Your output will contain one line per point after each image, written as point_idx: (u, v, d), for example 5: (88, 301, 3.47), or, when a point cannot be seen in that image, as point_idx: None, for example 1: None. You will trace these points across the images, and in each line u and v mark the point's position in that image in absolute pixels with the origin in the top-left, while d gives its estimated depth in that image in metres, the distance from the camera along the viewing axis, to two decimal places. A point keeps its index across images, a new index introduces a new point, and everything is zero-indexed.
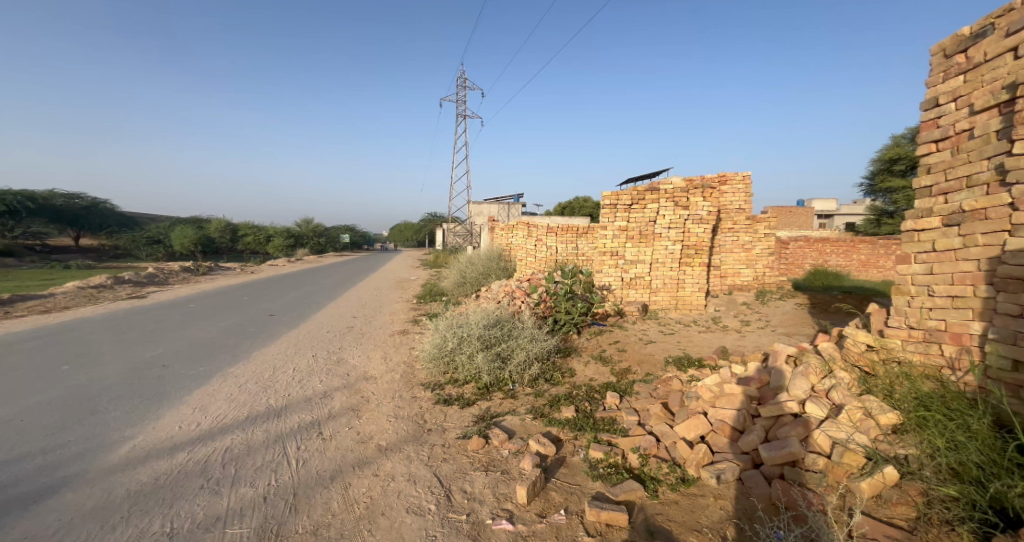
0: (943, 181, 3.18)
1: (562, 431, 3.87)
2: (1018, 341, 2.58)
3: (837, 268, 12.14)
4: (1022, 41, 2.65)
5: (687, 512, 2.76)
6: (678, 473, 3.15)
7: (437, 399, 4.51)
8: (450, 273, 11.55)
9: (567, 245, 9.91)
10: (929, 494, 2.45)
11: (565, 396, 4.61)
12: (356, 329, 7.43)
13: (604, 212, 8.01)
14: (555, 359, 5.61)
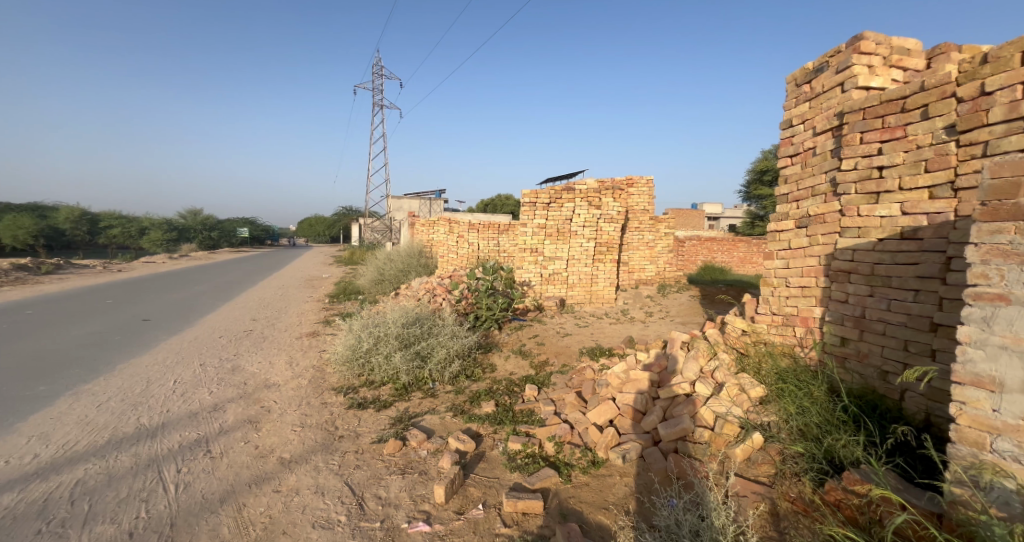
0: (795, 190, 3.78)
1: (482, 427, 3.99)
2: (845, 322, 3.18)
3: (724, 264, 13.67)
4: (847, 78, 3.25)
5: (596, 492, 3.01)
6: (589, 457, 3.42)
7: (350, 404, 4.39)
8: (366, 270, 11.14)
9: (488, 242, 10.05)
10: (784, 453, 2.92)
11: (485, 391, 4.74)
12: (256, 333, 6.91)
13: (524, 209, 8.20)
14: (476, 354, 5.71)
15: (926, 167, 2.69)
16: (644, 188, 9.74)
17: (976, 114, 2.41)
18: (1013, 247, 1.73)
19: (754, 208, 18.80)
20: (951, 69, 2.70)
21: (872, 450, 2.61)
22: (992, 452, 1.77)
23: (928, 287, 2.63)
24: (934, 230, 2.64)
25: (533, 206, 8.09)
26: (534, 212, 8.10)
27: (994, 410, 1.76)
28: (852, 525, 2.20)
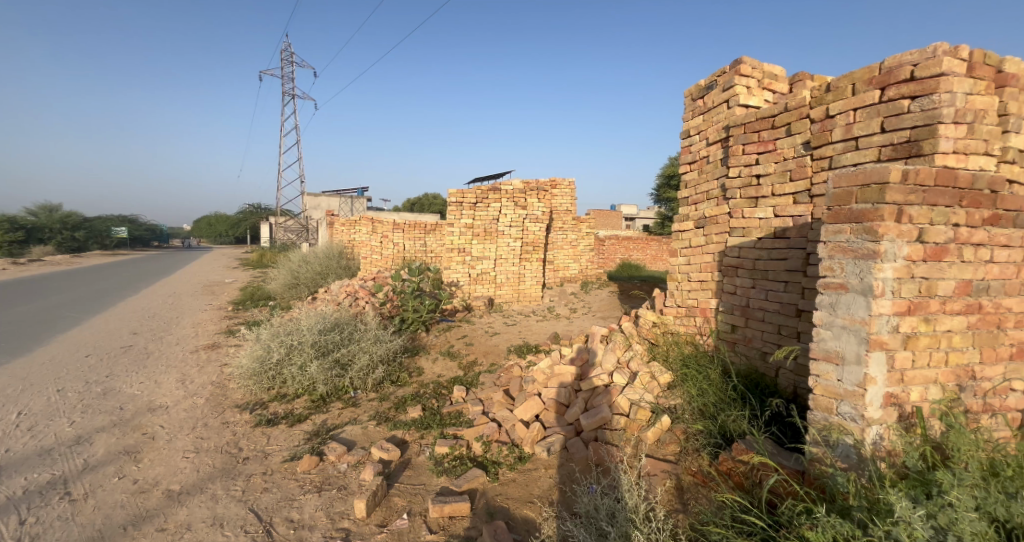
0: (694, 194, 4.19)
1: (408, 433, 3.94)
2: (735, 311, 3.60)
3: (639, 262, 14.63)
4: (731, 96, 3.67)
5: (522, 488, 3.12)
6: (516, 453, 3.52)
7: (258, 421, 4.11)
8: (279, 273, 10.42)
9: (413, 242, 9.94)
10: (687, 431, 3.23)
11: (412, 396, 4.68)
12: (137, 349, 6.16)
13: (450, 209, 8.15)
14: (402, 359, 5.60)
15: (791, 177, 3.13)
16: (567, 190, 10.15)
17: (825, 132, 2.87)
18: (850, 246, 2.10)
19: (664, 209, 20.30)
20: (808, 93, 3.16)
21: (755, 422, 2.98)
22: (838, 415, 2.13)
23: (794, 279, 3.07)
24: (799, 230, 3.08)
25: (459, 206, 8.10)
26: (461, 212, 8.11)
27: (839, 380, 2.13)
28: (739, 489, 2.51)
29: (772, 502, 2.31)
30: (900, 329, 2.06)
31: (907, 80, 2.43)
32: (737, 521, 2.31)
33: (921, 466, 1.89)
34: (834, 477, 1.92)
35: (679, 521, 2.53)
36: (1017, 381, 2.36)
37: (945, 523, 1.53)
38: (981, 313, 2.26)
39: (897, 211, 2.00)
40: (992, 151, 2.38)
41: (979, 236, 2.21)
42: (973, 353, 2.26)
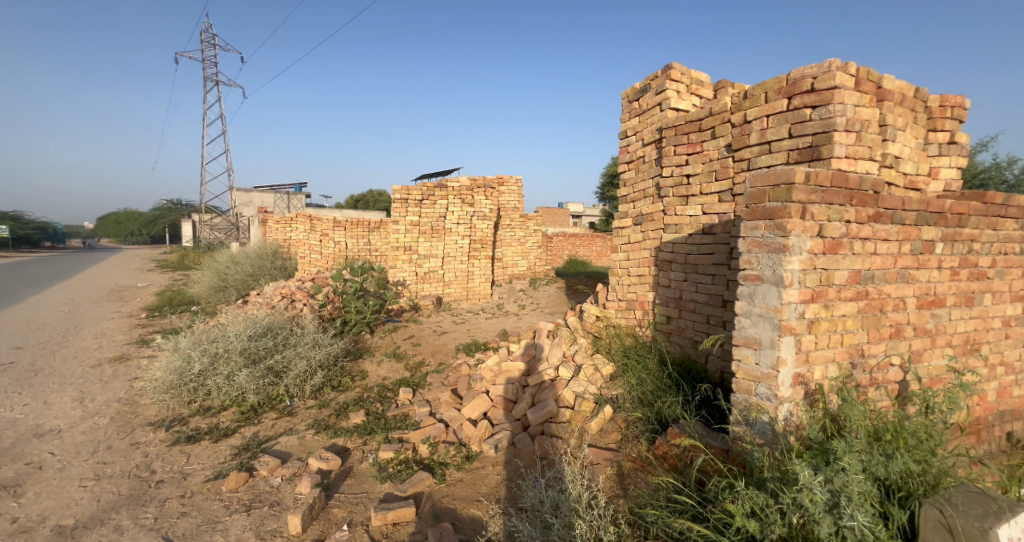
0: (632, 192, 4.37)
1: (350, 440, 3.83)
2: (669, 303, 3.82)
3: (585, 258, 15.07)
4: (663, 100, 3.89)
5: (470, 487, 3.13)
6: (463, 452, 3.52)
7: (176, 439, 3.82)
8: (204, 274, 9.69)
9: (356, 241, 9.55)
10: (627, 419, 3.39)
11: (354, 401, 4.55)
12: (25, 366, 5.48)
13: (395, 206, 7.97)
14: (344, 362, 5.42)
15: (716, 177, 3.38)
16: (514, 187, 10.25)
17: (744, 136, 3.15)
18: (764, 241, 2.30)
19: (609, 207, 20.93)
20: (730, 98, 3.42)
21: (688, 407, 3.19)
22: (757, 395, 2.35)
23: (720, 272, 3.30)
24: (724, 226, 3.31)
25: (405, 203, 7.95)
26: (406, 209, 7.96)
27: (757, 363, 2.34)
28: (672, 470, 2.68)
29: (702, 480, 2.49)
30: (806, 315, 2.30)
31: (808, 91, 2.76)
32: (671, 501, 2.46)
33: (823, 436, 2.12)
34: (753, 453, 2.11)
35: (619, 505, 2.66)
36: (897, 357, 2.69)
37: (839, 487, 1.75)
38: (869, 299, 2.56)
39: (802, 209, 2.22)
40: (874, 157, 2.79)
41: (868, 231, 2.50)
42: (862, 334, 2.55)
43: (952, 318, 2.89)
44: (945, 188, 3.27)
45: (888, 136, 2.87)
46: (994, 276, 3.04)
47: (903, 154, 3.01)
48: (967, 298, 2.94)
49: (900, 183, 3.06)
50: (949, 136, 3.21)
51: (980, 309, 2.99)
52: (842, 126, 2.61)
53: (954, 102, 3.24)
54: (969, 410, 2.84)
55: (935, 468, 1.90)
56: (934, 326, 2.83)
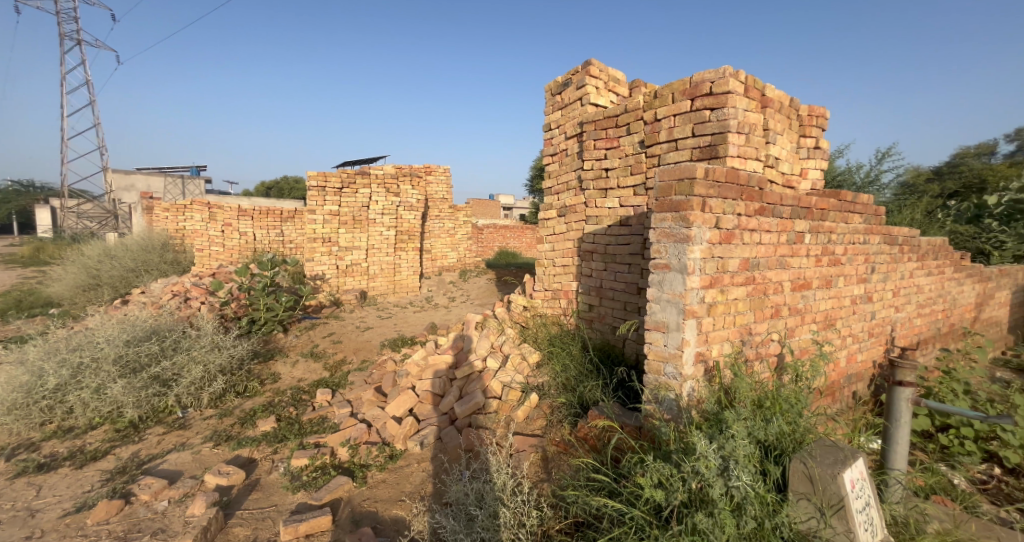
0: (556, 184, 4.47)
1: (257, 450, 3.56)
2: (591, 292, 3.99)
3: (515, 249, 15.28)
4: (583, 95, 4.02)
5: (393, 487, 3.06)
6: (387, 452, 3.43)
7: (22, 469, 3.26)
8: (67, 267, 8.27)
9: (266, 231, 9.20)
10: (552, 405, 3.49)
11: (263, 406, 4.25)
12: None
13: (311, 194, 7.49)
14: (252, 365, 5.02)
15: (632, 171, 3.60)
16: (442, 177, 10.10)
17: (654, 133, 3.41)
18: (671, 232, 2.51)
19: (538, 199, 21.29)
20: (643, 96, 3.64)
21: (607, 390, 3.38)
22: (665, 375, 2.59)
23: (635, 261, 3.49)
24: (639, 219, 3.52)
25: (323, 192, 7.51)
26: (324, 198, 7.52)
27: (665, 344, 2.56)
28: (592, 451, 2.81)
29: (617, 457, 2.67)
30: (706, 299, 2.56)
31: (707, 94, 3.08)
32: (590, 480, 2.59)
33: (718, 408, 2.45)
34: (662, 428, 2.40)
35: (542, 489, 2.72)
36: (776, 334, 3.08)
37: (729, 453, 2.11)
38: (755, 284, 2.87)
39: (703, 203, 2.45)
40: (760, 158, 3.19)
41: (756, 223, 2.80)
42: (749, 315, 2.89)
43: (815, 299, 3.29)
44: (813, 187, 3.80)
45: (769, 138, 3.30)
46: (846, 261, 3.48)
47: (782, 156, 3.45)
48: (826, 281, 3.35)
49: (779, 183, 3.51)
50: (815, 142, 3.73)
51: (836, 290, 3.43)
52: (735, 128, 2.94)
53: (817, 113, 3.78)
54: (827, 377, 3.24)
55: (802, 429, 2.33)
56: (803, 305, 3.22)
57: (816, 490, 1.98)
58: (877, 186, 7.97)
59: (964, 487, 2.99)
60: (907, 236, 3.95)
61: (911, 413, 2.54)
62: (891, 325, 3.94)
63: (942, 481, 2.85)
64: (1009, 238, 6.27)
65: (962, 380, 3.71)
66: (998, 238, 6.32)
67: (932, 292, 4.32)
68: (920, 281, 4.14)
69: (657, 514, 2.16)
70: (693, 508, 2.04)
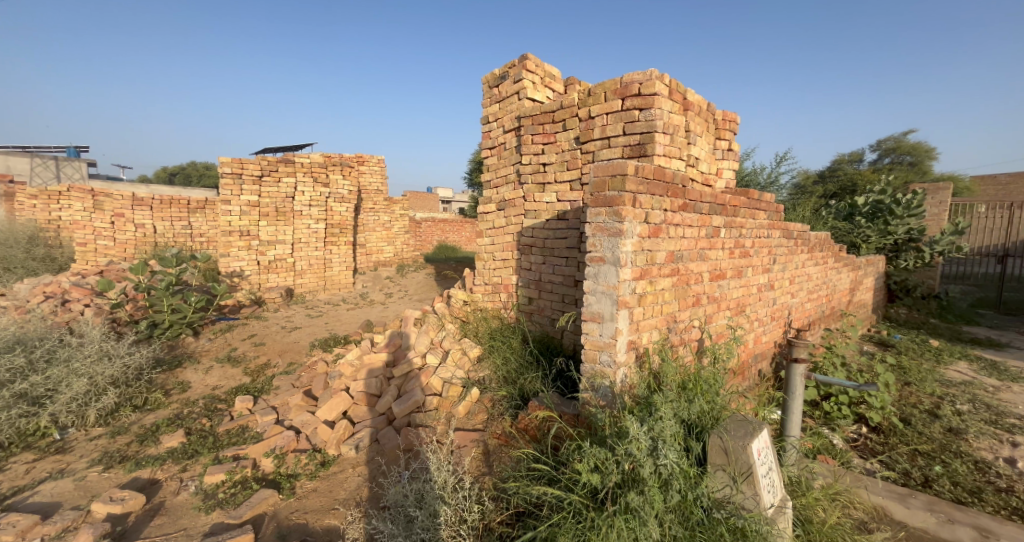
0: (494, 178, 4.42)
1: (161, 469, 3.25)
2: (529, 285, 4.03)
3: (455, 243, 15.16)
4: (521, 88, 4.06)
5: (325, 496, 2.90)
6: (318, 459, 3.25)
7: None
8: None
9: (170, 223, 8.57)
10: (493, 398, 3.45)
11: (168, 420, 3.88)
12: None
13: (225, 182, 6.91)
14: (154, 375, 4.56)
15: (568, 167, 3.74)
16: (376, 167, 9.76)
17: (588, 131, 3.57)
18: (605, 226, 2.63)
19: (477, 193, 21.25)
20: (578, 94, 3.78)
21: (546, 380, 3.42)
22: (601, 363, 2.74)
23: (573, 255, 3.58)
24: (576, 213, 3.66)
25: (240, 179, 6.96)
26: (241, 187, 6.98)
27: (600, 334, 2.71)
28: (532, 441, 2.82)
29: (557, 445, 2.71)
30: (637, 290, 2.72)
31: (636, 95, 3.30)
32: (530, 470, 2.59)
33: (648, 392, 2.63)
34: (597, 415, 2.53)
35: (483, 483, 2.68)
36: (697, 321, 3.27)
37: (657, 433, 2.27)
38: (681, 276, 3.07)
39: (634, 199, 2.61)
40: (682, 157, 3.44)
41: (679, 218, 2.99)
42: (674, 304, 3.06)
43: (730, 288, 3.52)
44: (727, 186, 4.06)
45: (691, 139, 3.56)
46: (754, 253, 3.74)
47: (701, 156, 3.71)
48: (738, 271, 3.58)
49: (699, 181, 3.73)
50: (729, 145, 4.01)
51: (746, 279, 3.68)
52: (660, 128, 3.19)
53: (730, 117, 4.02)
54: (739, 358, 3.48)
55: (718, 405, 2.61)
56: (719, 293, 3.44)
57: (729, 461, 2.20)
58: (776, 186, 8.66)
59: (841, 445, 3.49)
60: (801, 231, 4.31)
61: (804, 386, 3.07)
62: (789, 310, 4.29)
63: (825, 442, 3.36)
64: (873, 232, 7.03)
65: (840, 354, 4.16)
66: (866, 233, 7.04)
67: (820, 279, 4.74)
68: (816, 271, 4.59)
69: (593, 497, 2.25)
70: (626, 488, 2.18)
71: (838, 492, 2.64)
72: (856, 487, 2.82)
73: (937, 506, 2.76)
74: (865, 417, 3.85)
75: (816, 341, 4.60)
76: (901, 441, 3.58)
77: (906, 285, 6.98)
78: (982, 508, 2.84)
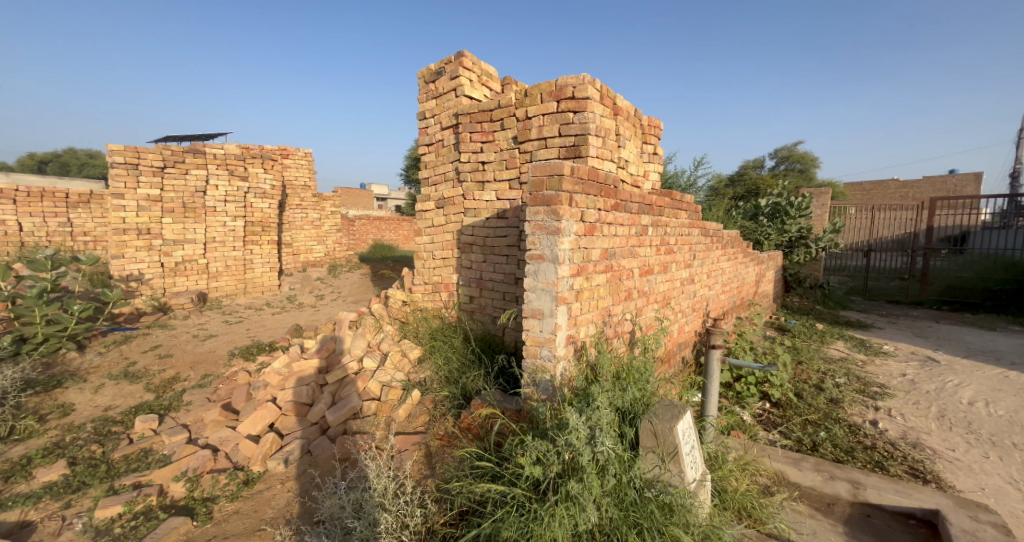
0: (433, 175, 4.37)
1: (39, 507, 2.85)
2: (470, 284, 4.05)
3: (391, 242, 14.73)
4: (458, 85, 4.06)
5: (248, 516, 2.70)
6: (239, 478, 3.03)
7: None
8: None
9: (42, 220, 7.56)
10: (434, 400, 3.41)
11: (45, 450, 3.40)
12: None
13: (115, 173, 6.14)
14: (25, 399, 3.97)
15: (506, 166, 3.80)
16: (302, 161, 9.31)
17: (526, 131, 3.66)
18: (544, 224, 2.72)
19: (413, 191, 20.87)
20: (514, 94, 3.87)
21: (488, 378, 3.45)
22: (541, 358, 2.83)
23: (513, 253, 3.66)
24: (515, 212, 3.73)
25: (135, 170, 6.28)
26: (137, 179, 6.30)
27: (540, 330, 2.80)
28: (475, 439, 2.84)
29: (500, 441, 2.76)
30: (574, 286, 2.84)
31: (570, 98, 3.43)
32: (473, 468, 2.61)
33: (585, 383, 2.77)
34: (539, 408, 2.61)
35: (425, 485, 2.65)
36: (629, 314, 3.47)
37: (595, 422, 2.39)
38: (614, 271, 3.24)
39: (570, 199, 2.74)
40: (613, 159, 3.64)
41: (612, 217, 3.16)
42: (608, 299, 3.22)
43: (657, 282, 3.78)
44: (653, 187, 4.34)
45: (621, 142, 3.77)
46: (677, 249, 4.03)
47: (630, 159, 3.94)
48: (664, 266, 3.85)
49: (629, 183, 3.96)
50: (655, 149, 4.28)
51: (671, 274, 3.96)
52: (594, 131, 3.35)
53: (655, 123, 4.31)
54: (666, 347, 3.74)
55: (648, 392, 2.80)
56: (648, 287, 3.67)
57: (658, 443, 2.37)
58: (694, 188, 9.40)
59: (750, 421, 3.88)
60: (716, 229, 4.73)
61: (720, 370, 3.38)
62: (707, 301, 4.66)
63: (737, 419, 3.73)
64: (773, 230, 7.87)
65: (749, 339, 4.62)
66: (767, 231, 7.89)
67: (733, 272, 5.23)
68: (727, 265, 5.05)
69: (535, 489, 2.32)
70: (566, 477, 2.27)
71: (747, 462, 2.95)
72: (761, 456, 3.16)
73: (823, 466, 3.15)
74: (769, 394, 4.31)
75: (730, 329, 5.06)
76: (797, 413, 4.05)
77: (798, 277, 8.00)
78: (857, 463, 3.29)
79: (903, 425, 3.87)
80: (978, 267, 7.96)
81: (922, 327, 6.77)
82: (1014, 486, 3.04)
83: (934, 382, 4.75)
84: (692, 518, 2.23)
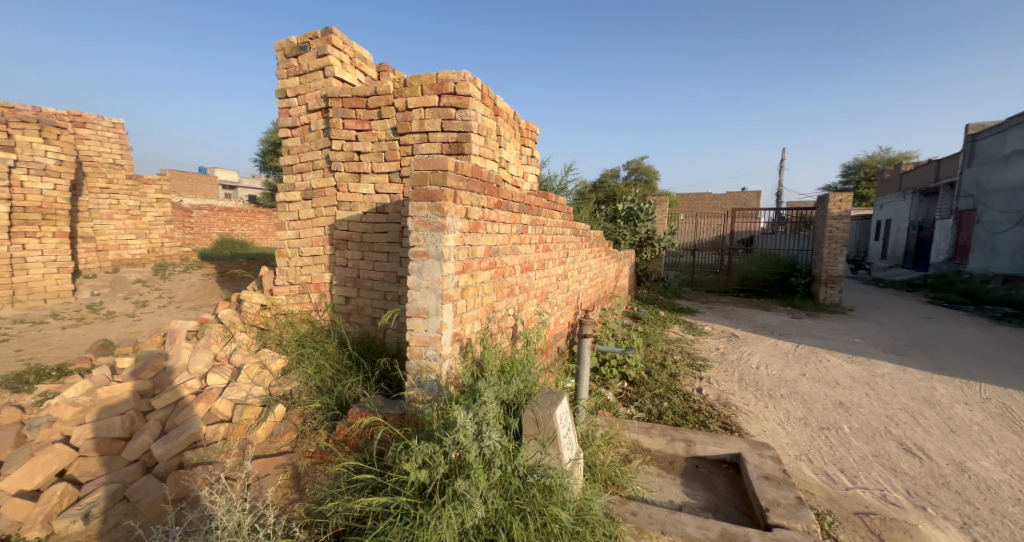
0: (298, 162, 3.90)
1: None
2: (346, 284, 3.73)
3: (244, 237, 12.70)
4: (327, 65, 3.70)
5: None
6: None
7: None
8: None
9: None
10: (303, 413, 3.04)
11: None
12: None
13: None
14: None
15: (385, 158, 3.59)
16: (107, 133, 7.69)
17: (406, 122, 3.50)
18: (428, 220, 2.63)
19: (273, 179, 18.53)
20: (391, 82, 3.67)
21: (368, 383, 3.21)
22: (426, 358, 2.73)
23: (394, 249, 3.48)
24: (396, 206, 3.54)
25: None
26: None
27: (425, 329, 2.71)
28: (354, 451, 2.62)
29: (382, 450, 2.58)
30: (459, 283, 2.82)
31: (451, 93, 3.38)
32: (351, 483, 2.40)
33: (472, 379, 2.77)
34: (425, 410, 2.52)
35: (292, 512, 2.33)
36: (511, 309, 3.59)
37: (481, 418, 2.39)
38: (498, 268, 3.31)
39: (454, 195, 2.70)
40: (495, 159, 3.71)
41: (495, 215, 3.23)
42: (492, 295, 3.28)
43: (536, 278, 3.98)
44: (531, 188, 4.57)
45: (501, 143, 3.86)
46: (553, 247, 4.31)
47: (510, 160, 4.07)
48: (541, 262, 4.05)
49: (509, 183, 4.10)
50: (531, 151, 4.50)
51: (548, 270, 4.21)
52: (475, 129, 3.37)
53: (531, 128, 4.53)
54: (544, 339, 3.96)
55: (530, 383, 2.93)
56: (528, 283, 3.85)
57: (539, 430, 2.48)
58: (564, 192, 10.21)
59: (613, 400, 4.36)
60: (585, 230, 5.21)
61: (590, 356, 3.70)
62: (579, 295, 5.10)
63: (604, 400, 4.16)
64: (627, 232, 9.00)
65: (611, 327, 5.20)
66: (624, 232, 8.97)
67: (598, 268, 5.82)
68: (593, 262, 5.59)
69: (420, 494, 2.23)
70: (452, 476, 2.23)
71: (611, 436, 3.30)
72: (623, 429, 3.59)
73: (668, 430, 3.70)
74: (626, 374, 4.88)
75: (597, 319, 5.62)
76: (648, 388, 4.67)
77: (646, 272, 9.42)
78: (689, 425, 3.93)
79: (718, 389, 4.78)
80: (760, 263, 10.20)
81: (728, 310, 8.47)
82: (782, 425, 3.99)
83: (736, 352, 5.98)
84: (568, 495, 2.39)
